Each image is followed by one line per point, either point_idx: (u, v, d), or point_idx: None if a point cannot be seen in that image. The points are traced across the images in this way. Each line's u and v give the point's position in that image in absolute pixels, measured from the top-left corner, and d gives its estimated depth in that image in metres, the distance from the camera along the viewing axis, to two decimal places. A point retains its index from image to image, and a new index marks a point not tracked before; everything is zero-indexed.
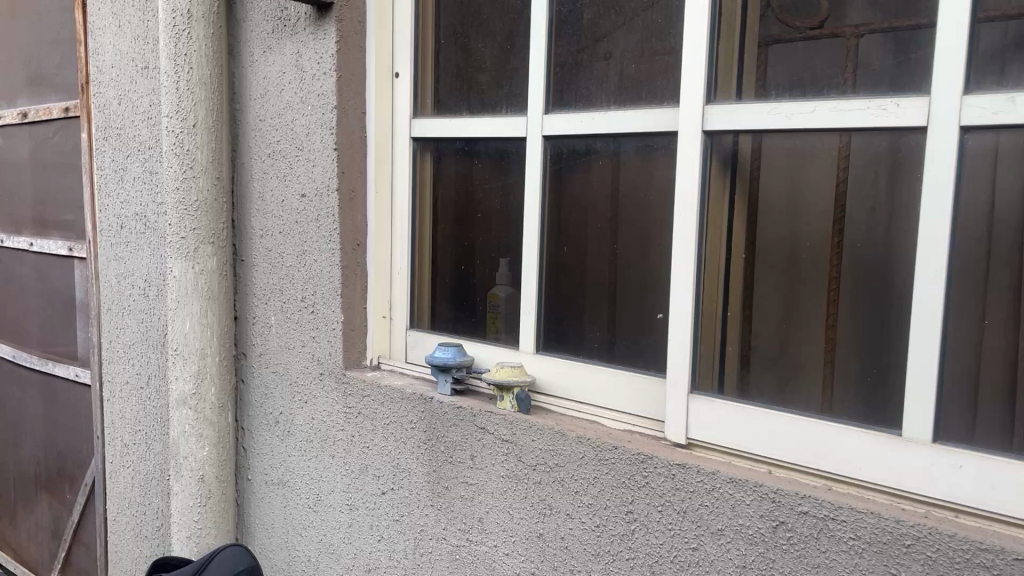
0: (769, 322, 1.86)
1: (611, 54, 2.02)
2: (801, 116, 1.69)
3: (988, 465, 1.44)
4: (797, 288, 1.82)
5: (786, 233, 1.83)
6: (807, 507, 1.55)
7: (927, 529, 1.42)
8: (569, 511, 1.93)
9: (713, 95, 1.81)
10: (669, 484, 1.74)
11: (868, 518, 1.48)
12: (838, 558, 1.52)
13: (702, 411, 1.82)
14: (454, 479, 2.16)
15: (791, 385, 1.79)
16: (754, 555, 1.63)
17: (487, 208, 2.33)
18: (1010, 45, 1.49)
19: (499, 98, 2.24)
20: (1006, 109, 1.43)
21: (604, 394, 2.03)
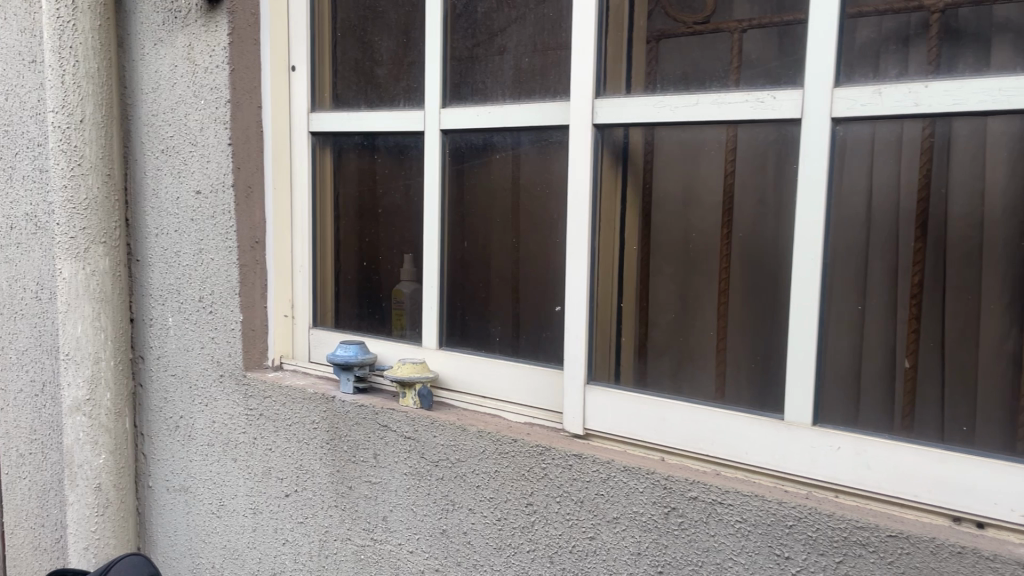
0: (666, 313, 1.89)
1: (506, 48, 2.03)
2: (685, 110, 1.73)
3: (864, 445, 1.50)
4: (692, 279, 1.85)
5: (682, 225, 1.86)
6: (697, 492, 1.59)
7: (807, 509, 1.46)
8: (470, 505, 1.92)
9: (603, 89, 1.84)
10: (567, 475, 1.76)
11: (753, 501, 1.52)
12: (726, 541, 1.56)
13: (599, 402, 1.84)
14: (357, 479, 2.14)
15: (685, 373, 1.83)
16: (648, 542, 1.66)
17: (388, 204, 2.31)
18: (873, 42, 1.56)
19: (396, 93, 2.23)
20: (873, 101, 1.50)
21: (505, 387, 2.03)
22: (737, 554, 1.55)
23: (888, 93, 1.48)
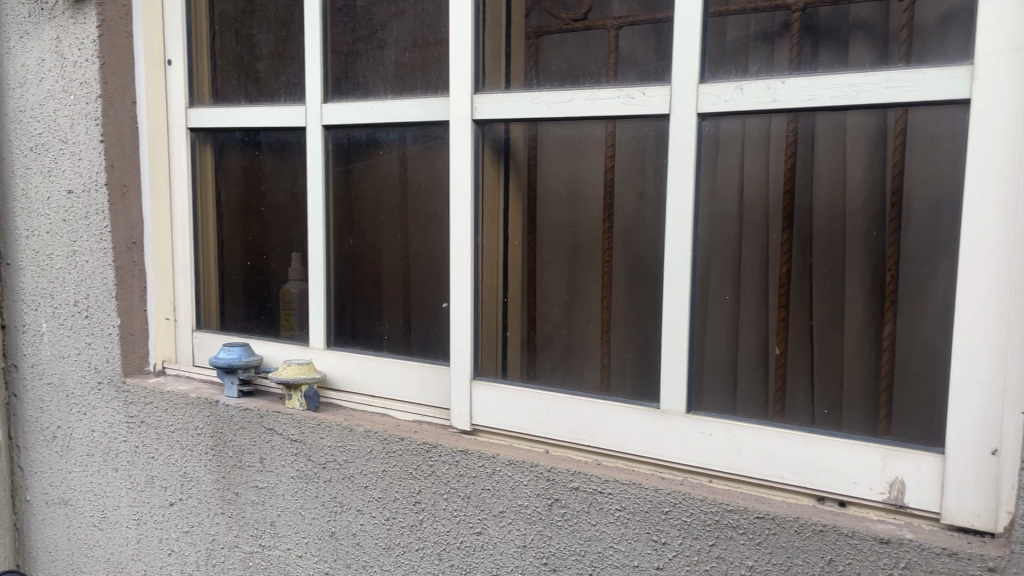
0: (555, 307, 1.91)
1: (386, 44, 2.02)
2: (560, 106, 1.75)
3: (735, 431, 1.55)
4: (577, 273, 1.87)
5: (567, 221, 1.88)
6: (578, 483, 1.61)
7: (682, 495, 1.50)
8: (358, 506, 1.90)
9: (482, 85, 1.84)
10: (453, 471, 1.76)
11: (632, 489, 1.55)
12: (606, 530, 1.59)
13: (484, 396, 1.84)
14: (243, 485, 2.08)
15: (571, 366, 1.85)
16: (533, 534, 1.67)
17: (272, 202, 2.26)
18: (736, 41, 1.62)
19: (277, 88, 2.18)
20: (735, 97, 1.55)
21: (392, 385, 2.01)
22: (617, 542, 1.58)
23: (749, 90, 1.54)
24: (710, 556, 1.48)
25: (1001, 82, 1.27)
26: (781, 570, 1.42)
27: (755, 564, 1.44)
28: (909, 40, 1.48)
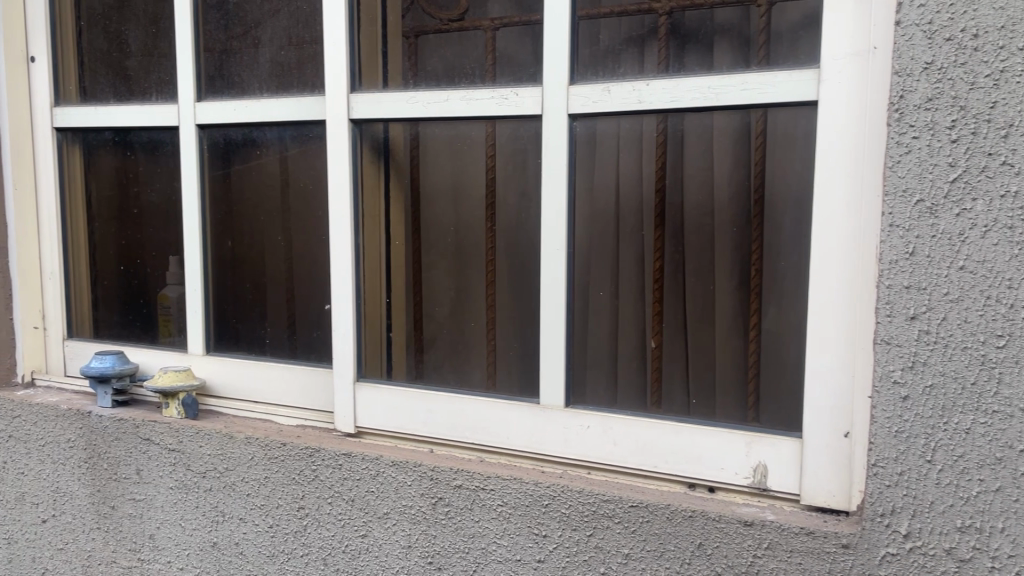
0: (442, 307, 1.91)
1: (261, 42, 1.98)
2: (436, 106, 1.76)
3: (611, 423, 1.60)
4: (464, 272, 1.88)
5: (452, 220, 1.88)
6: (461, 480, 1.62)
7: (561, 487, 1.54)
8: (241, 515, 1.86)
9: (358, 83, 1.83)
10: (336, 475, 1.74)
11: (513, 484, 1.58)
12: (489, 526, 1.60)
13: (367, 398, 1.83)
14: (120, 497, 2.01)
15: (457, 365, 1.86)
16: (417, 534, 1.67)
17: (145, 203, 2.18)
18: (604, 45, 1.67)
19: (149, 86, 2.11)
20: (603, 98, 1.60)
21: (273, 390, 1.97)
22: (500, 537, 1.59)
23: (615, 91, 1.59)
24: (588, 546, 1.52)
25: (845, 85, 1.34)
26: (655, 556, 1.47)
27: (631, 552, 1.49)
28: (766, 45, 1.54)
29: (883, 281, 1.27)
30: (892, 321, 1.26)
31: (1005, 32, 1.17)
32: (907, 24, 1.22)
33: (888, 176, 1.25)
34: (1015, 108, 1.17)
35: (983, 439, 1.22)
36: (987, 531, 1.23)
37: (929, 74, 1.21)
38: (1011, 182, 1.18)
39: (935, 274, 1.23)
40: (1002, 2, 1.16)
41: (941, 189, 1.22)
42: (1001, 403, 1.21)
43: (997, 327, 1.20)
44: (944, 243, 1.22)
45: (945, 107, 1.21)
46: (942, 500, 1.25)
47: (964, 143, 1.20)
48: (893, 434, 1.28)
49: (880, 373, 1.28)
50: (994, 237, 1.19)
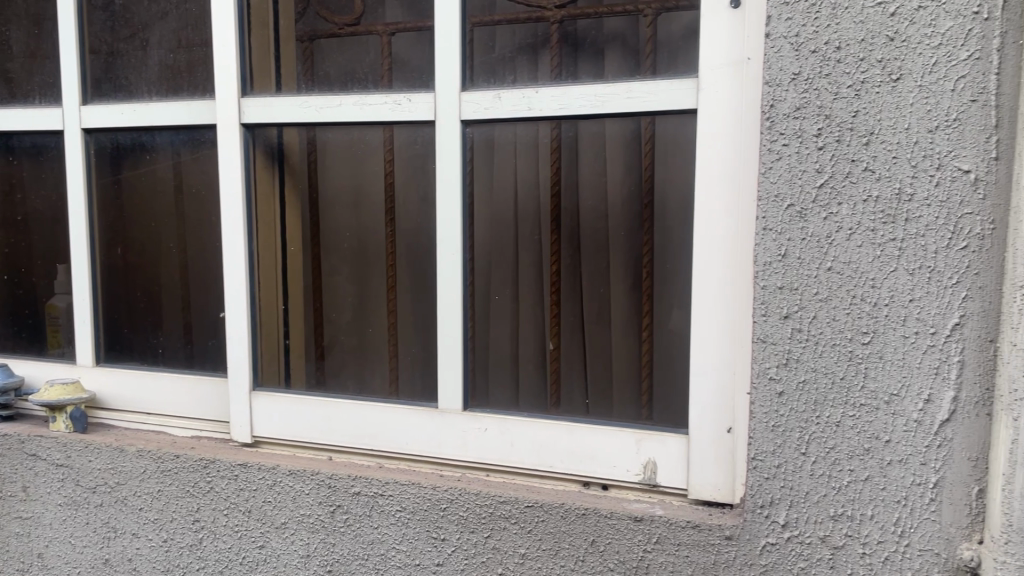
0: (345, 313, 1.89)
1: (149, 44, 1.94)
2: (330, 111, 1.75)
3: (507, 425, 1.62)
4: (367, 277, 1.87)
5: (354, 225, 1.87)
6: (359, 487, 1.61)
7: (459, 490, 1.55)
8: (134, 530, 1.81)
9: (249, 88, 1.80)
10: (233, 486, 1.71)
11: (411, 489, 1.58)
12: (389, 532, 1.60)
13: (264, 407, 1.80)
14: (6, 516, 1.93)
15: (358, 371, 1.85)
16: (316, 543, 1.66)
17: (29, 209, 2.10)
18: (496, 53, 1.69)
19: (32, 88, 2.04)
20: (494, 105, 1.62)
21: (166, 401, 1.92)
22: (399, 543, 1.59)
23: (506, 98, 1.61)
24: (485, 548, 1.53)
25: (723, 95, 1.40)
26: (550, 555, 1.49)
27: (527, 552, 1.51)
28: (653, 55, 1.59)
29: (759, 282, 1.32)
30: (767, 320, 1.32)
31: (865, 44, 1.23)
32: (776, 36, 1.28)
33: (761, 182, 1.31)
34: (875, 117, 1.24)
35: (852, 431, 1.29)
36: (858, 518, 1.30)
37: (796, 84, 1.27)
38: (872, 187, 1.25)
39: (806, 275, 1.29)
40: (861, 16, 1.23)
41: (809, 194, 1.28)
42: (868, 396, 1.28)
43: (863, 325, 1.27)
44: (813, 245, 1.28)
45: (812, 116, 1.27)
46: (816, 490, 1.32)
47: (830, 150, 1.26)
48: (771, 428, 1.34)
49: (757, 370, 1.34)
50: (858, 239, 1.26)
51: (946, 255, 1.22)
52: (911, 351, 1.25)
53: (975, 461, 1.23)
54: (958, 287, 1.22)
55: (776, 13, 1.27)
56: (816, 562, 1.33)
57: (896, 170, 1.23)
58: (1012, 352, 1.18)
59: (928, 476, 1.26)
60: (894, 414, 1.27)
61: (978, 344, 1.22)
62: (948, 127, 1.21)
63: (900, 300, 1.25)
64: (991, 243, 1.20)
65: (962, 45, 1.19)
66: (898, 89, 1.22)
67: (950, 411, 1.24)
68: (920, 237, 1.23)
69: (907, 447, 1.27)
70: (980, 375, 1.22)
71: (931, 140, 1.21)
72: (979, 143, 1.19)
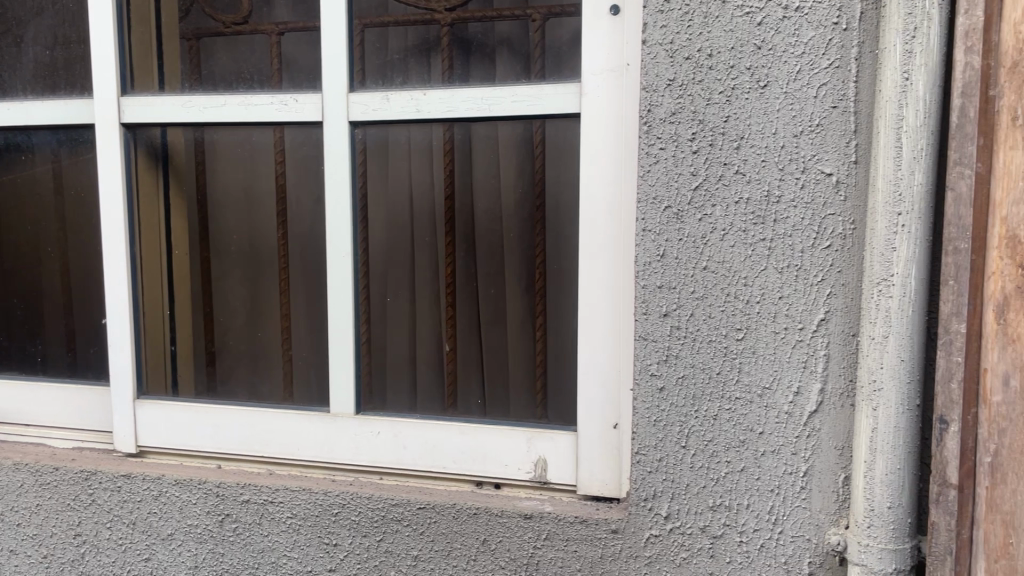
0: (237, 318, 1.84)
1: (24, 39, 1.86)
2: (213, 110, 1.72)
3: (400, 427, 1.62)
4: (260, 281, 1.82)
5: (246, 227, 1.82)
6: (248, 495, 1.59)
7: (350, 495, 1.54)
8: (12, 546, 1.74)
9: (130, 86, 1.75)
10: (116, 498, 1.66)
11: (302, 495, 1.56)
12: (279, 539, 1.58)
13: (150, 416, 1.75)
14: None
15: (252, 377, 1.82)
16: (205, 553, 1.62)
17: None
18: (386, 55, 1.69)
19: None
20: (382, 107, 1.62)
21: (47, 411, 1.85)
22: (290, 550, 1.57)
23: (394, 100, 1.62)
24: (378, 551, 1.53)
25: (605, 100, 1.44)
26: (443, 555, 1.50)
27: (420, 553, 1.51)
28: (541, 59, 1.60)
29: (639, 282, 1.36)
30: (647, 318, 1.36)
31: (735, 52, 1.28)
32: (652, 42, 1.32)
33: (641, 185, 1.34)
34: (745, 122, 1.29)
35: (729, 423, 1.34)
36: (735, 508, 1.35)
37: (671, 90, 1.31)
38: (743, 190, 1.30)
39: (682, 274, 1.33)
40: (731, 25, 1.28)
41: (685, 196, 1.32)
42: (743, 390, 1.33)
43: (736, 322, 1.32)
44: (689, 245, 1.33)
45: (686, 120, 1.31)
46: (697, 482, 1.37)
47: (704, 154, 1.31)
48: (652, 423, 1.38)
49: (639, 367, 1.38)
50: (731, 240, 1.31)
51: (812, 254, 1.28)
52: (781, 347, 1.31)
53: (841, 449, 1.30)
54: (824, 284, 1.28)
55: (651, 21, 1.31)
56: (697, 551, 1.38)
57: (765, 173, 1.29)
58: (871, 345, 1.24)
59: (799, 465, 1.32)
60: (767, 406, 1.32)
61: (842, 339, 1.28)
62: (811, 132, 1.26)
63: (771, 297, 1.30)
64: (852, 242, 1.26)
65: (823, 54, 1.25)
66: (766, 96, 1.28)
67: (817, 402, 1.30)
68: (788, 237, 1.29)
69: (779, 438, 1.32)
70: (844, 368, 1.29)
71: (796, 145, 1.27)
72: (840, 147, 1.25)
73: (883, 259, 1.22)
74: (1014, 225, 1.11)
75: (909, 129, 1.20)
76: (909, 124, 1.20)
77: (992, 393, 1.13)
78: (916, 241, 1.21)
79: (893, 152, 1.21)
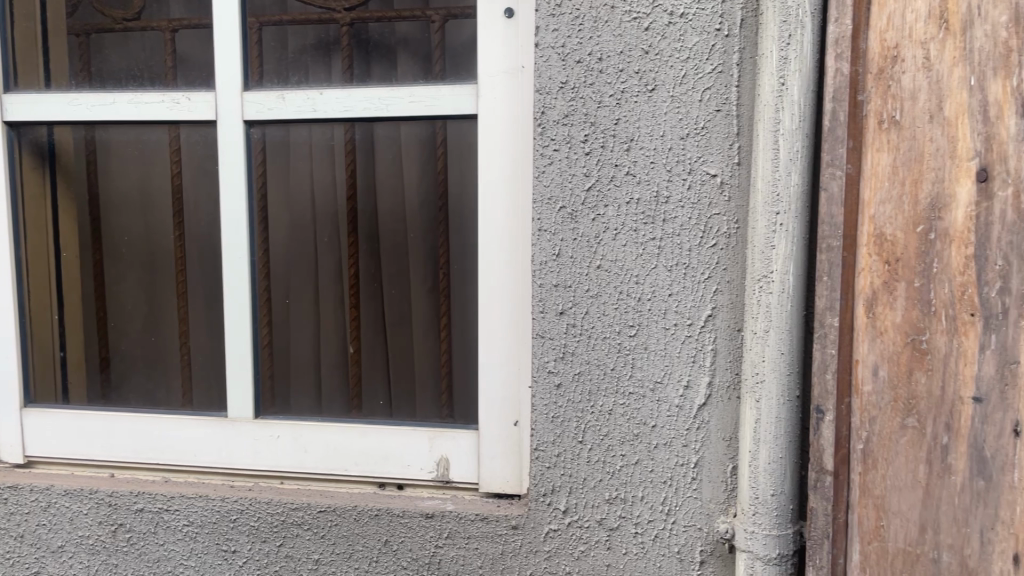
0: (135, 322, 1.79)
1: None
2: (101, 109, 1.67)
3: (300, 431, 1.60)
4: (156, 284, 1.77)
5: (141, 228, 1.77)
6: (142, 504, 1.55)
7: (248, 500, 1.51)
8: None
9: (11, 83, 1.70)
10: (2, 511, 1.60)
11: (198, 503, 1.53)
12: (175, 548, 1.55)
13: (38, 424, 1.70)
14: None
15: (147, 384, 1.77)
16: (97, 564, 1.58)
17: None
18: (284, 54, 1.67)
19: None
20: (277, 106, 1.60)
21: None
22: (187, 558, 1.54)
23: (290, 99, 1.60)
24: (279, 556, 1.51)
25: (502, 101, 1.46)
26: (344, 558, 1.49)
27: (321, 557, 1.50)
28: (443, 60, 1.61)
29: (536, 281, 1.38)
30: (544, 317, 1.38)
31: (624, 56, 1.32)
32: (544, 46, 1.34)
33: (536, 185, 1.36)
34: (634, 124, 1.32)
35: (623, 417, 1.37)
36: (630, 500, 1.39)
37: (564, 93, 1.34)
38: (634, 190, 1.33)
39: (577, 273, 1.36)
40: (620, 29, 1.31)
41: (578, 197, 1.35)
42: (636, 385, 1.36)
43: (629, 319, 1.36)
44: (583, 244, 1.36)
45: (578, 123, 1.34)
46: (593, 476, 1.40)
47: (596, 156, 1.34)
48: (550, 419, 1.40)
49: (537, 365, 1.40)
50: (622, 239, 1.34)
51: (699, 252, 1.32)
52: (672, 342, 1.35)
53: (729, 440, 1.35)
54: (709, 281, 1.32)
55: (543, 24, 1.34)
56: (594, 544, 1.41)
57: (654, 174, 1.32)
58: (753, 339, 1.29)
59: (690, 457, 1.36)
60: (659, 400, 1.36)
61: (728, 334, 1.33)
62: (696, 135, 1.31)
63: (662, 294, 1.34)
64: (736, 240, 1.31)
65: (707, 59, 1.29)
66: (653, 99, 1.31)
67: (706, 396, 1.34)
68: (676, 236, 1.33)
69: (671, 430, 1.36)
70: (731, 362, 1.33)
71: (682, 147, 1.31)
72: (724, 149, 1.30)
73: (763, 256, 1.27)
74: (880, 224, 1.16)
75: (785, 132, 1.25)
76: (786, 128, 1.25)
77: (863, 382, 1.19)
78: (793, 239, 1.27)
79: (771, 155, 1.26)
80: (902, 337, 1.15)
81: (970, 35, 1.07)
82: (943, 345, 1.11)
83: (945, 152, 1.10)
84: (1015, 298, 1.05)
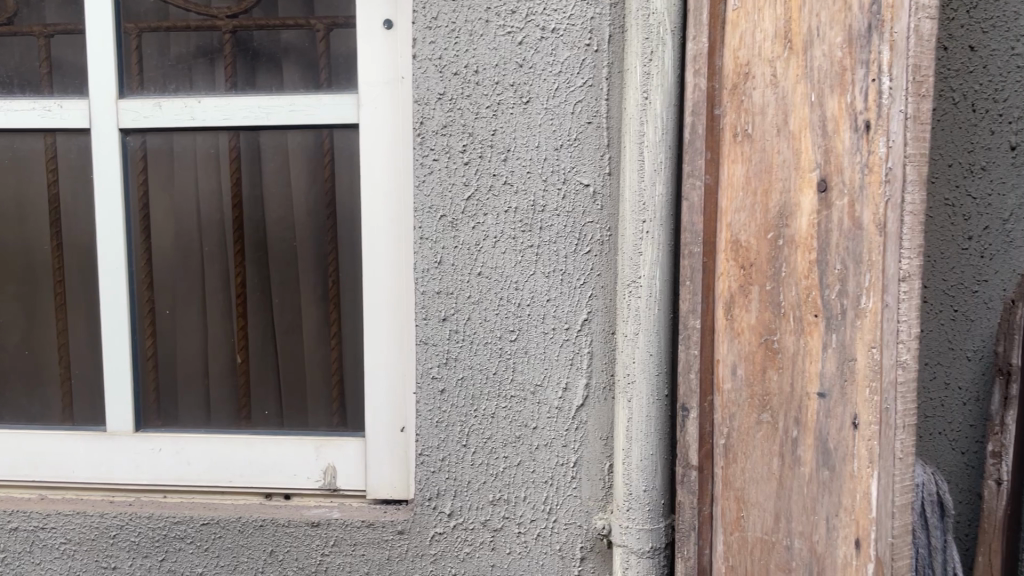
0: (11, 336, 1.73)
1: None
2: None
3: (182, 443, 1.59)
4: (35, 297, 1.71)
5: (20, 239, 1.71)
6: (16, 522, 1.51)
7: (128, 516, 1.49)
8: None
9: None
10: None
11: (75, 519, 1.50)
12: (53, 566, 1.51)
13: None
14: None
15: (24, 400, 1.72)
16: None
17: None
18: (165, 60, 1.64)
19: None
20: (154, 113, 1.59)
21: None
22: None
23: (167, 107, 1.60)
24: (161, 571, 1.49)
25: (384, 110, 1.48)
26: (228, 570, 1.48)
27: (204, 570, 1.49)
28: (327, 68, 1.60)
29: (418, 288, 1.40)
30: (426, 323, 1.41)
31: (499, 69, 1.36)
32: (422, 57, 1.36)
33: (416, 195, 1.39)
34: (511, 135, 1.36)
35: (505, 420, 1.41)
36: (513, 500, 1.42)
37: (442, 104, 1.37)
38: (511, 199, 1.37)
39: (459, 280, 1.39)
40: (494, 43, 1.35)
41: (458, 206, 1.38)
42: (517, 388, 1.40)
43: (509, 324, 1.39)
44: (464, 252, 1.39)
45: (457, 133, 1.37)
46: (477, 478, 1.43)
47: (474, 165, 1.37)
48: (435, 424, 1.42)
49: (421, 371, 1.42)
50: (502, 246, 1.38)
51: (574, 259, 1.37)
52: (550, 345, 1.39)
53: (605, 439, 1.40)
54: (585, 286, 1.37)
55: (420, 37, 1.36)
56: (478, 544, 1.44)
57: (530, 184, 1.36)
58: (625, 341, 1.35)
59: (569, 456, 1.41)
60: (539, 402, 1.40)
61: (603, 337, 1.38)
62: (570, 146, 1.36)
63: (540, 300, 1.38)
64: (608, 247, 1.37)
65: (578, 73, 1.34)
66: (528, 111, 1.36)
67: (583, 397, 1.39)
68: (552, 244, 1.37)
69: (551, 431, 1.40)
70: (605, 363, 1.39)
71: (557, 157, 1.36)
72: (595, 160, 1.35)
73: (632, 262, 1.33)
74: (736, 231, 1.24)
75: (649, 144, 1.31)
76: (649, 140, 1.31)
77: (723, 381, 1.28)
78: (659, 246, 1.33)
79: (637, 165, 1.32)
80: (757, 338, 1.21)
81: (811, 54, 1.10)
82: (791, 344, 1.16)
83: (791, 164, 1.14)
84: (850, 299, 1.05)
